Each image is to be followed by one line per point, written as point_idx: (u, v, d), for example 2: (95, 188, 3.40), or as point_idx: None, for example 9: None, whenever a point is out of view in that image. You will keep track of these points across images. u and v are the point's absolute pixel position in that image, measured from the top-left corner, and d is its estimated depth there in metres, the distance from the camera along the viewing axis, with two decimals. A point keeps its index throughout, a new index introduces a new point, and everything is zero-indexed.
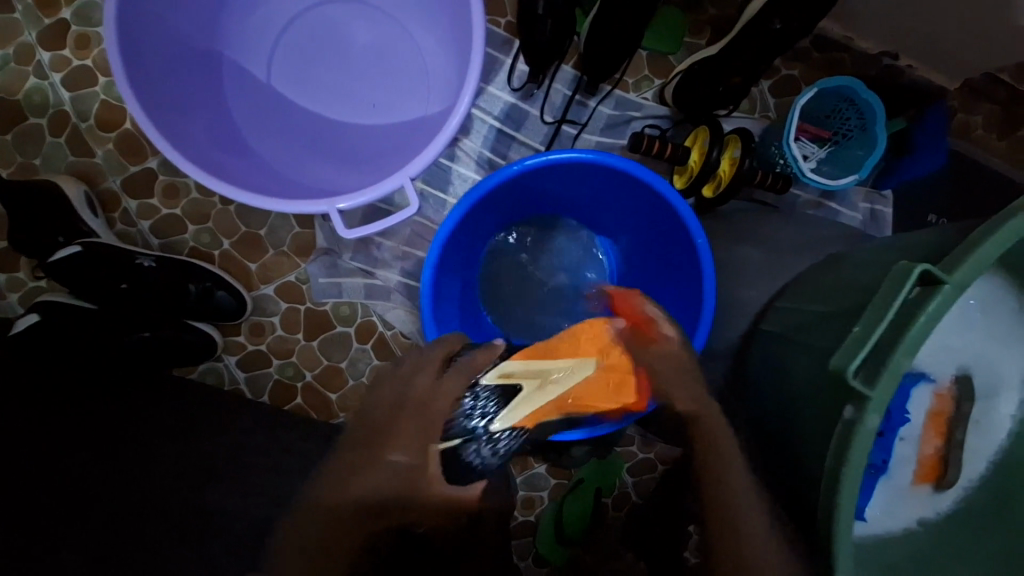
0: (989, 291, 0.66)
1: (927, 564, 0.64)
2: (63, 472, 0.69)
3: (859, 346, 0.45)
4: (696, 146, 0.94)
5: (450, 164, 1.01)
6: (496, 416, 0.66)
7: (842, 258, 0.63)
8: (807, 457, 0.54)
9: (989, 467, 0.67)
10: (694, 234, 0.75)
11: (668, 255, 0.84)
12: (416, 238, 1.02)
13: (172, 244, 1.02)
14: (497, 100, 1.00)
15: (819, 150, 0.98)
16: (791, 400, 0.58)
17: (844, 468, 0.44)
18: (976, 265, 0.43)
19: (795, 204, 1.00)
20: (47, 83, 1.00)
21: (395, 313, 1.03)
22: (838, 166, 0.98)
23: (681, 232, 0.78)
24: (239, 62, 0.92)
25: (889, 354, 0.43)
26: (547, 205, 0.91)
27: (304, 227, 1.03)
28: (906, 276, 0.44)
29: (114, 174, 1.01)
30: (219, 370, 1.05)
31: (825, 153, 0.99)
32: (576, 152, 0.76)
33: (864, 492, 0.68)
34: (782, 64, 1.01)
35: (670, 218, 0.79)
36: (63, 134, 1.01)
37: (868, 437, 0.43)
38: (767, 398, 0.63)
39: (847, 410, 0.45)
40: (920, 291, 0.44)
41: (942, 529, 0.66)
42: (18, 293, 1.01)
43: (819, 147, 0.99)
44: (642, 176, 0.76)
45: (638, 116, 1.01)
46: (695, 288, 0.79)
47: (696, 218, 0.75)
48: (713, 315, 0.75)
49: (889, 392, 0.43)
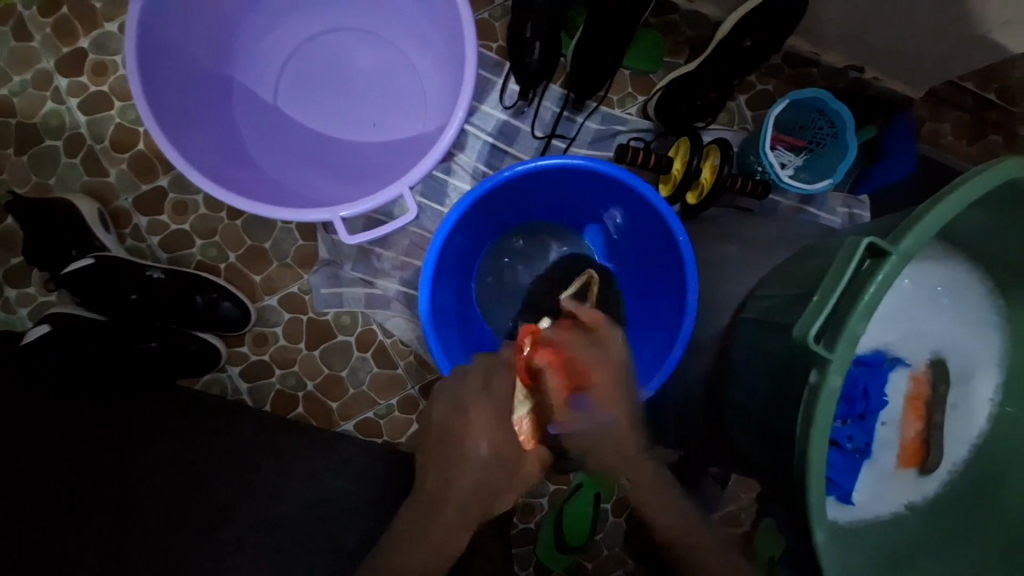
0: (966, 281, 0.68)
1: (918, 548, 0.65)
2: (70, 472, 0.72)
3: (818, 314, 0.49)
4: (678, 156, 1.00)
5: (446, 178, 1.06)
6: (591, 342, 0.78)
7: (814, 249, 0.67)
8: (782, 429, 0.57)
9: (971, 450, 0.69)
10: (675, 232, 0.80)
11: (655, 258, 0.89)
12: (414, 248, 1.06)
13: (179, 258, 1.06)
14: (490, 117, 1.06)
15: (795, 158, 1.04)
16: (767, 376, 0.61)
17: (812, 429, 0.48)
18: (917, 238, 0.48)
19: (776, 209, 1.05)
20: (64, 108, 1.07)
21: (395, 321, 1.07)
22: (814, 172, 1.04)
23: (664, 232, 0.83)
24: (248, 86, 0.98)
25: (848, 322, 0.48)
26: (540, 212, 0.96)
27: (307, 239, 1.07)
28: (855, 248, 0.49)
29: (126, 192, 1.06)
30: (223, 380, 1.07)
31: (801, 161, 1.05)
32: (562, 158, 0.81)
33: (851, 476, 0.70)
34: (757, 79, 1.09)
35: (654, 220, 0.84)
36: (78, 155, 1.07)
37: (833, 397, 0.47)
38: (747, 381, 0.66)
39: (812, 375, 0.49)
40: (871, 263, 0.48)
41: (930, 512, 0.67)
42: (28, 307, 1.04)
43: (795, 156, 1.05)
44: (626, 181, 0.81)
45: (623, 130, 1.08)
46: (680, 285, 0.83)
47: (677, 218, 0.80)
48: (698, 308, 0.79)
49: (848, 356, 0.47)
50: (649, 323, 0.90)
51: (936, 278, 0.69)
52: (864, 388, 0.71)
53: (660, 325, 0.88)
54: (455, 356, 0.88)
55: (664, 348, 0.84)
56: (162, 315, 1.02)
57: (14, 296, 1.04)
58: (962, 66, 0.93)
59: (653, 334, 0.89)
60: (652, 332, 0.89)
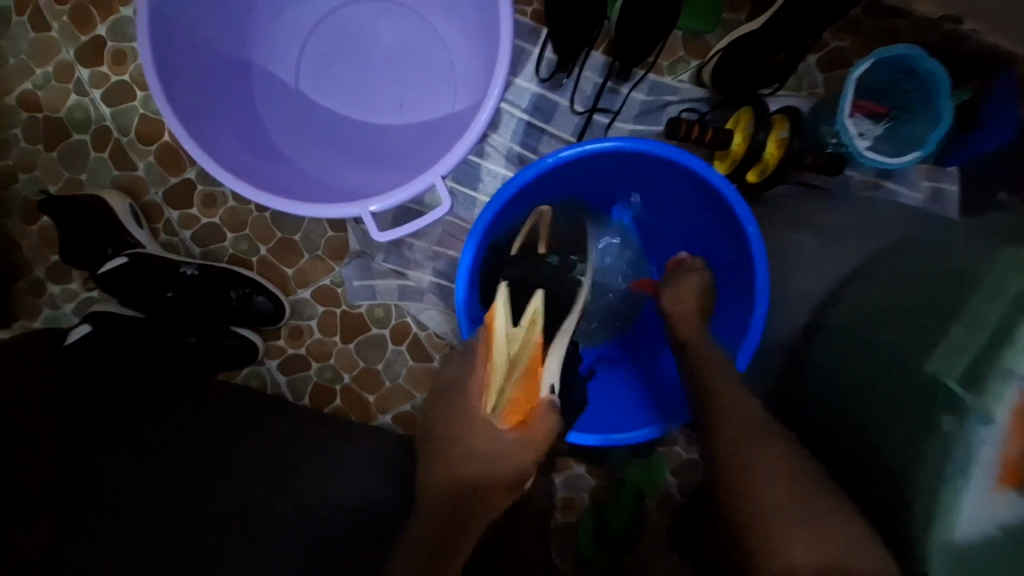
0: None
1: None
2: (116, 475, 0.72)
3: (968, 344, 0.47)
4: (738, 128, 0.90)
5: (479, 161, 0.99)
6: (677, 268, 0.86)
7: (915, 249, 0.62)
8: (890, 458, 0.52)
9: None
10: (744, 222, 0.73)
11: (720, 246, 0.83)
12: (447, 237, 1.02)
13: (211, 252, 1.04)
14: (525, 92, 0.97)
15: (875, 126, 0.91)
16: (861, 391, 0.58)
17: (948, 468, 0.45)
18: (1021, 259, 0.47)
19: (849, 185, 0.94)
20: (88, 100, 1.04)
21: (428, 314, 1.03)
22: (895, 143, 0.92)
23: (731, 222, 0.77)
24: (268, 69, 0.92)
25: (1004, 354, 0.44)
26: (583, 196, 0.91)
27: (337, 230, 1.04)
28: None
29: (155, 186, 1.04)
30: (262, 373, 1.06)
31: (881, 129, 0.92)
32: (610, 141, 0.74)
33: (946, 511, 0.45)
34: (831, 36, 0.96)
35: (719, 207, 0.77)
36: (106, 149, 1.05)
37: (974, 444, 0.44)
38: (833, 396, 0.62)
39: (947, 417, 0.46)
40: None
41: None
42: (72, 304, 1.05)
43: (874, 124, 0.91)
44: (687, 163, 0.74)
45: (674, 101, 0.97)
46: (748, 282, 0.77)
47: (748, 207, 0.72)
48: (767, 309, 0.73)
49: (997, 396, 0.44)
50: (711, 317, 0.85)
51: None
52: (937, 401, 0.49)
53: (723, 324, 0.83)
54: None
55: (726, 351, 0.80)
56: (198, 311, 1.01)
57: (58, 293, 1.05)
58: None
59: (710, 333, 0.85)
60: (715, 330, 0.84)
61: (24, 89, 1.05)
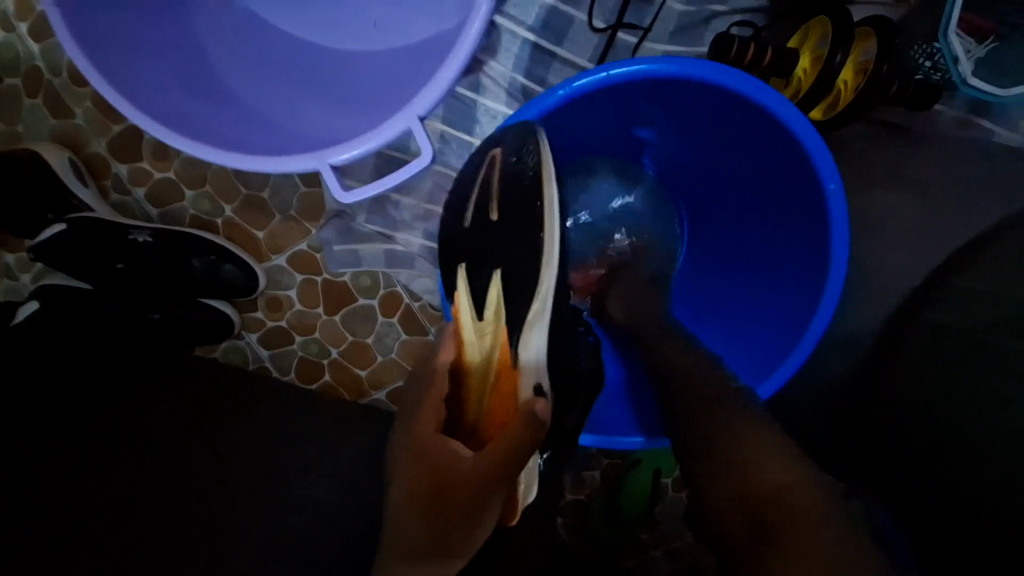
0: None
1: None
2: (61, 471, 0.64)
3: None
4: (806, 48, 0.71)
5: (474, 97, 0.80)
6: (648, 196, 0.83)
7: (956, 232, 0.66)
8: None
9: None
10: (825, 179, 0.61)
11: (785, 209, 0.70)
12: (438, 192, 0.86)
13: (170, 213, 0.91)
14: (530, 5, 0.77)
15: (977, 47, 0.70)
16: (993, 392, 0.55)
17: None
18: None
19: (934, 125, 0.75)
20: (12, 34, 0.88)
21: (421, 282, 0.91)
22: (1002, 70, 0.71)
23: (803, 179, 0.64)
24: None
25: None
26: (626, 139, 0.76)
27: (311, 185, 0.89)
28: None
29: (98, 137, 0.89)
30: (242, 348, 0.96)
31: (985, 52, 0.70)
32: (647, 64, 0.59)
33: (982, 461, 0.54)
34: None
35: (792, 162, 0.65)
36: (39, 94, 0.89)
37: None
38: None
39: None
40: None
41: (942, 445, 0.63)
42: (29, 274, 0.94)
43: (978, 44, 0.70)
44: (761, 99, 0.59)
45: (722, 11, 0.75)
46: (821, 250, 0.65)
47: (833, 160, 0.60)
48: (843, 279, 0.63)
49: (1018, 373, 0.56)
50: (772, 292, 0.73)
51: None
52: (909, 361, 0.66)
53: (788, 297, 0.71)
54: None
55: (784, 336, 0.70)
56: (158, 283, 0.90)
57: (13, 262, 0.94)
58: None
59: (748, 310, 0.76)
60: (775, 303, 0.73)
61: None
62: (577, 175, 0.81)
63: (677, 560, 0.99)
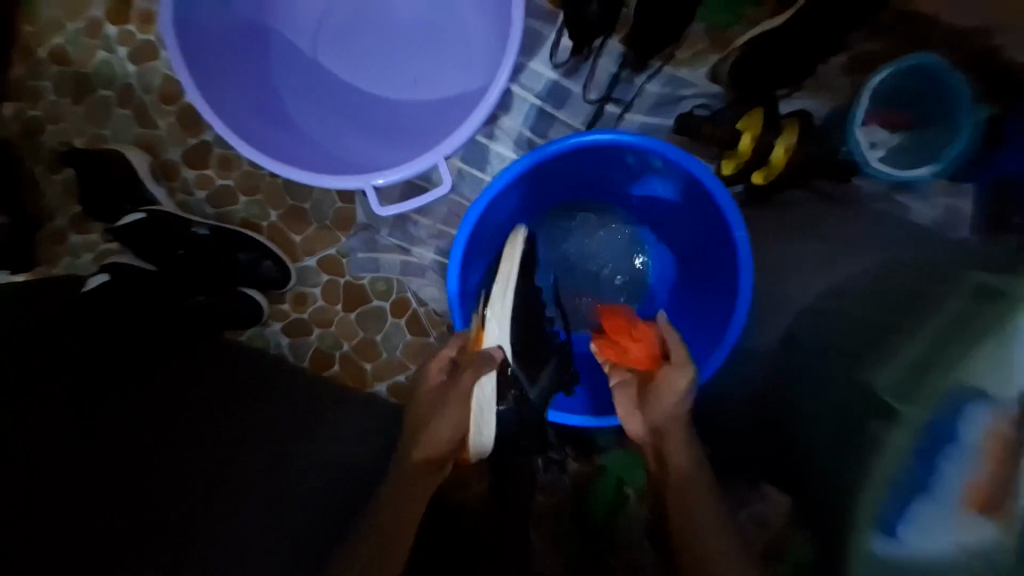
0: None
1: None
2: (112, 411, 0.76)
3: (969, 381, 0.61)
4: (749, 129, 0.87)
5: (488, 143, 0.99)
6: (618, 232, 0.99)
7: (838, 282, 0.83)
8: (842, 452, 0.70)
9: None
10: (733, 227, 0.78)
11: (714, 252, 0.87)
12: (452, 217, 1.04)
13: (224, 214, 1.08)
14: (539, 77, 0.97)
15: (888, 137, 0.89)
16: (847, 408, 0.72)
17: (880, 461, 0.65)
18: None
19: (861, 197, 0.90)
20: (114, 57, 1.08)
21: (429, 290, 1.06)
22: (910, 156, 0.89)
23: (722, 229, 0.82)
24: (286, 37, 0.93)
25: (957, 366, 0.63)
26: (595, 190, 0.96)
27: (346, 202, 1.06)
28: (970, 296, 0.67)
29: (173, 146, 1.08)
30: (266, 336, 1.10)
31: (896, 141, 0.89)
32: (604, 134, 0.79)
33: (892, 505, 0.63)
34: (860, 38, 0.93)
35: (713, 214, 0.83)
36: (129, 107, 1.08)
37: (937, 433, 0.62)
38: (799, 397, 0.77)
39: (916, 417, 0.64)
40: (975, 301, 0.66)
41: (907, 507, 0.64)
42: (91, 254, 1.11)
43: (891, 135, 0.89)
44: (684, 164, 0.79)
45: (688, 95, 0.96)
46: (731, 286, 0.82)
47: (739, 213, 0.78)
48: (748, 309, 0.78)
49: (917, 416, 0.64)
50: (700, 317, 0.90)
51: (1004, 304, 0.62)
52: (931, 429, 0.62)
53: (709, 321, 0.87)
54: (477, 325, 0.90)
55: (706, 350, 0.86)
56: (205, 271, 1.05)
57: (78, 243, 1.11)
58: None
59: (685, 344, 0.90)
60: (701, 328, 0.89)
61: (53, 42, 1.09)
62: (557, 217, 0.99)
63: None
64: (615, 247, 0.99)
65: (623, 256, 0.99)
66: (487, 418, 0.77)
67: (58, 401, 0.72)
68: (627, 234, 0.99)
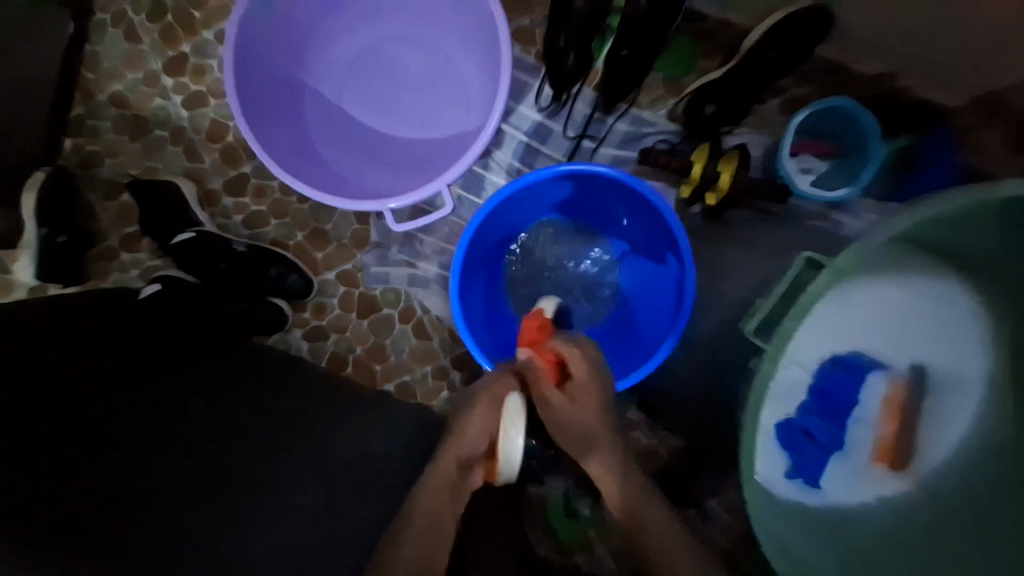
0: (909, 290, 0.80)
1: (887, 531, 0.78)
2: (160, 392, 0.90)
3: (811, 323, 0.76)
4: (699, 160, 1.04)
5: (484, 173, 1.17)
6: (586, 245, 1.15)
7: (748, 263, 0.93)
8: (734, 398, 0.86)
9: (963, 435, 0.78)
10: (680, 238, 0.94)
11: (667, 259, 1.03)
12: (452, 235, 1.21)
13: (257, 234, 1.25)
14: (526, 118, 1.15)
15: (819, 164, 1.07)
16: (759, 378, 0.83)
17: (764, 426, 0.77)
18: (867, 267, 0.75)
19: (797, 214, 1.03)
20: (169, 103, 1.28)
21: (432, 299, 1.22)
22: (840, 178, 1.06)
23: (671, 238, 0.99)
24: (317, 88, 1.12)
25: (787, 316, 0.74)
26: (566, 209, 1.12)
27: (361, 223, 1.24)
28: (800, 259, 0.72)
29: (216, 176, 1.26)
30: (289, 341, 1.25)
31: (827, 166, 1.08)
32: (576, 166, 0.96)
33: (820, 465, 0.84)
34: (791, 83, 1.11)
35: (663, 228, 1.00)
36: (180, 144, 1.28)
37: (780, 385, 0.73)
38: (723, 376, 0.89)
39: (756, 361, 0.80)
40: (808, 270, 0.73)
41: (859, 479, 0.84)
42: (139, 270, 1.28)
43: (822, 161, 1.08)
44: (642, 190, 0.96)
45: (651, 132, 1.14)
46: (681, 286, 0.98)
47: (683, 226, 0.95)
48: (694, 306, 0.93)
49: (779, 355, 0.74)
50: (656, 313, 1.05)
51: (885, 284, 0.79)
52: (841, 384, 0.84)
53: (663, 316, 1.03)
54: (477, 329, 1.05)
55: (657, 337, 1.03)
56: (241, 283, 1.21)
57: (128, 259, 1.29)
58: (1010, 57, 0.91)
59: (643, 337, 1.06)
60: (656, 322, 1.05)
61: (116, 90, 1.30)
62: (533, 233, 1.14)
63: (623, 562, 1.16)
64: (583, 256, 1.15)
65: (589, 264, 1.15)
66: (517, 437, 0.79)
67: (123, 382, 0.87)
68: (592, 245, 1.15)
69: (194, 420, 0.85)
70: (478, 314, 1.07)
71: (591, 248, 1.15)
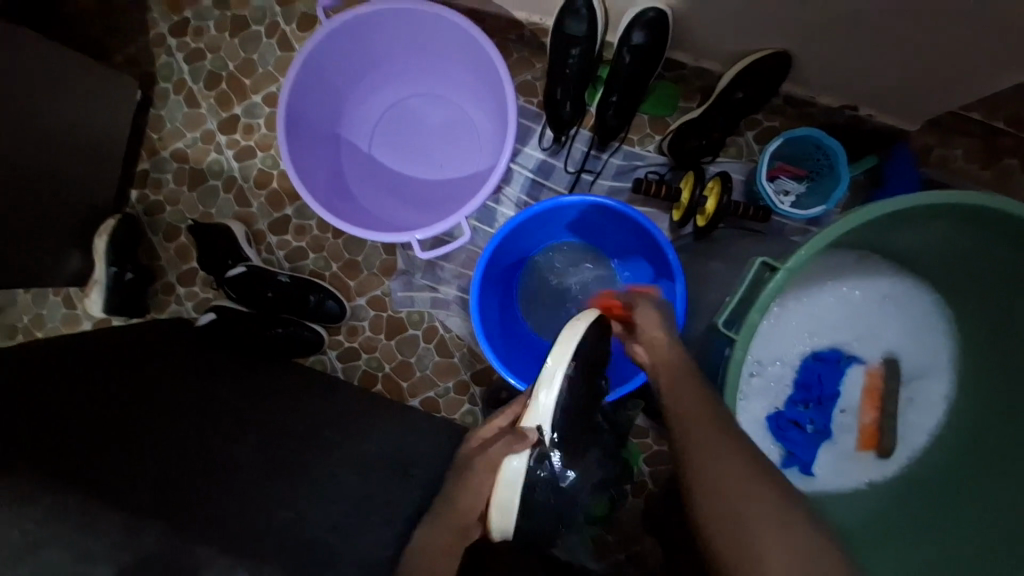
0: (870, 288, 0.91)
1: (878, 509, 0.88)
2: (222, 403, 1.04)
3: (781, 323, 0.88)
4: (687, 186, 1.20)
5: (495, 206, 1.33)
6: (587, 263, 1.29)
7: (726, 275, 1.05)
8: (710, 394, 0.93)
9: (935, 417, 0.89)
10: (668, 254, 1.07)
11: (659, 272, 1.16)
12: (469, 261, 1.36)
13: (297, 267, 1.42)
14: (531, 157, 1.32)
15: (797, 185, 1.21)
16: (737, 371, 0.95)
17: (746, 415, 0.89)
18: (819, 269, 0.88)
19: (782, 230, 1.21)
20: (223, 157, 1.49)
21: (453, 320, 1.35)
22: (816, 197, 1.19)
23: (660, 255, 1.11)
24: (352, 140, 1.31)
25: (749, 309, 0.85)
26: (568, 233, 1.26)
27: (389, 254, 1.39)
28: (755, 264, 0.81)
29: (263, 218, 1.45)
30: (325, 361, 1.39)
31: (803, 187, 1.21)
32: (576, 197, 1.10)
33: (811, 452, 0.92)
34: (764, 117, 1.26)
35: (653, 246, 1.13)
36: (231, 191, 1.47)
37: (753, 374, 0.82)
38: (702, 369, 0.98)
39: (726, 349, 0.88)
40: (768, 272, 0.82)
41: (849, 463, 0.92)
42: (193, 302, 1.46)
43: (798, 183, 1.22)
44: (631, 214, 1.09)
45: (642, 165, 1.29)
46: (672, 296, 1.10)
47: (671, 244, 1.07)
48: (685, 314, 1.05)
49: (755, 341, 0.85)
50: None
51: (849, 283, 0.92)
52: (819, 376, 0.93)
53: None
54: (496, 343, 1.17)
55: None
56: (285, 310, 1.37)
57: (184, 292, 1.46)
58: (949, 90, 1.06)
59: None
60: None
61: (177, 147, 1.51)
62: (539, 255, 1.29)
63: (638, 563, 1.23)
64: (585, 273, 1.29)
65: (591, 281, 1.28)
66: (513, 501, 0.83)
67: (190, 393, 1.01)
68: (592, 263, 1.29)
69: (250, 424, 0.99)
70: (496, 330, 1.19)
71: (591, 266, 1.29)
